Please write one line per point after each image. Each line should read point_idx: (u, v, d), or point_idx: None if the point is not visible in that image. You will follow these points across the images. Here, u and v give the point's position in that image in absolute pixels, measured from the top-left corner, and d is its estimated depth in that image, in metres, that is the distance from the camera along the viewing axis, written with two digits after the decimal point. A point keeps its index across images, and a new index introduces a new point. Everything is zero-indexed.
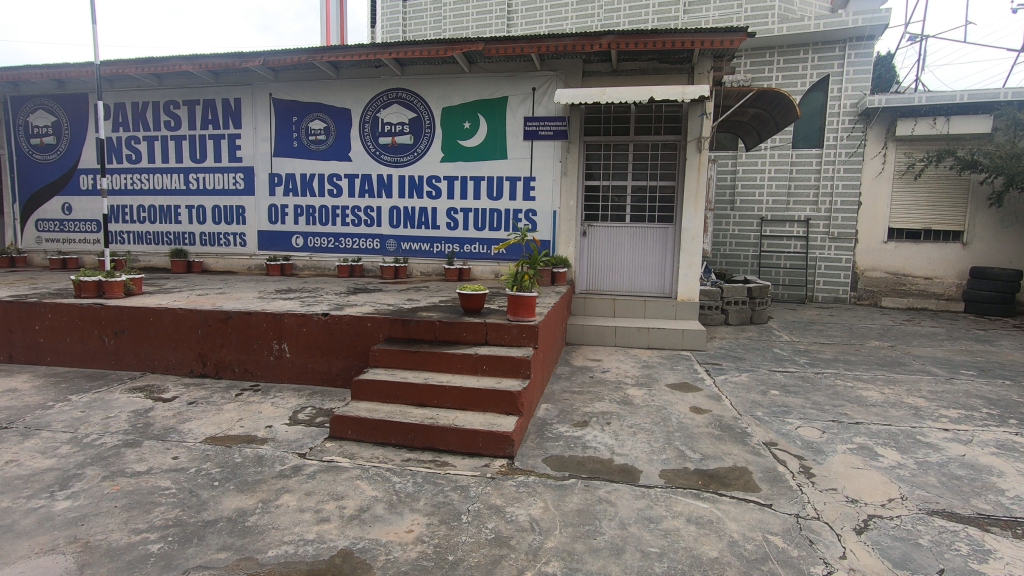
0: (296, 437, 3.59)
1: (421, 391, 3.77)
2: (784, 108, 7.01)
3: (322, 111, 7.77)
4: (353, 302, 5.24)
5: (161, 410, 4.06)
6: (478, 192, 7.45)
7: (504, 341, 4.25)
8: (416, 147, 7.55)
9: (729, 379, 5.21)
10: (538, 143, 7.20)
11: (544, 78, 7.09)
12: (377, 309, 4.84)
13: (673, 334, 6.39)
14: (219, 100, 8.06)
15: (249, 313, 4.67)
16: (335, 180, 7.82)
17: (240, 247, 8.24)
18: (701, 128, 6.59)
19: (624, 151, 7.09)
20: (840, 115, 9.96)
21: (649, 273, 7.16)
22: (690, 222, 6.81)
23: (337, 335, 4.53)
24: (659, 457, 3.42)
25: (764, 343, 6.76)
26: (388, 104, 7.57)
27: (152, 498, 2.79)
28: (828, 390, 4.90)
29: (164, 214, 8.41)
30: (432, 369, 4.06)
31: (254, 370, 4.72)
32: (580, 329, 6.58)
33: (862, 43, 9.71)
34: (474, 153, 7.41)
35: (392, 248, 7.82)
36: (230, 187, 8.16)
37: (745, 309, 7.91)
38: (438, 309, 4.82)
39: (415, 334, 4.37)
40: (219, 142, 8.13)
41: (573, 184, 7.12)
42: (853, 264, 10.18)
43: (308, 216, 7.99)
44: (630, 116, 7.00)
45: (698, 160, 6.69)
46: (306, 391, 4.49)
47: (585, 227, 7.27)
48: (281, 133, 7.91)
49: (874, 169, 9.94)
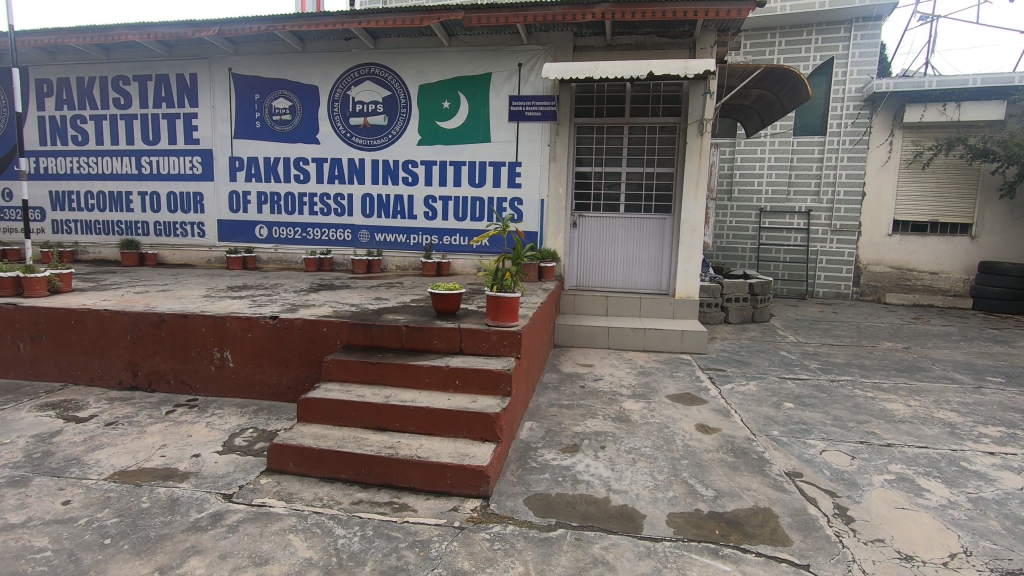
0: (226, 471, 2.95)
1: (380, 412, 3.16)
2: (794, 89, 6.40)
3: (287, 88, 7.04)
4: (311, 303, 4.58)
5: (70, 433, 3.39)
6: (458, 178, 6.80)
7: (481, 350, 3.64)
8: (390, 129, 6.87)
9: (737, 389, 4.63)
10: (524, 125, 6.56)
11: (531, 52, 6.45)
12: (336, 310, 4.19)
13: (672, 336, 5.82)
14: (173, 75, 7.30)
15: (184, 316, 4.00)
16: (302, 165, 7.12)
17: (198, 238, 7.52)
18: (704, 110, 6.03)
19: (618, 134, 6.47)
20: (845, 100, 9.43)
21: (645, 267, 6.57)
22: (690, 213, 6.24)
23: (287, 342, 3.89)
24: (664, 495, 2.83)
25: (770, 345, 6.21)
26: (360, 81, 6.87)
27: (15, 566, 2.14)
28: (848, 403, 4.34)
29: (115, 201, 7.66)
30: (395, 384, 3.44)
31: (192, 383, 4.06)
32: (570, 329, 5.98)
33: (868, 24, 9.17)
34: (454, 135, 6.76)
35: (365, 239, 7.15)
36: (187, 172, 7.42)
37: (747, 306, 7.37)
38: (406, 311, 4.18)
39: (377, 341, 3.74)
40: (173, 121, 7.38)
41: (562, 170, 6.51)
42: (856, 258, 9.69)
43: (273, 204, 7.28)
44: (626, 95, 6.38)
45: (699, 144, 6.12)
46: (251, 407, 3.85)
47: (575, 217, 6.66)
48: (242, 113, 7.18)
49: (879, 158, 9.42)
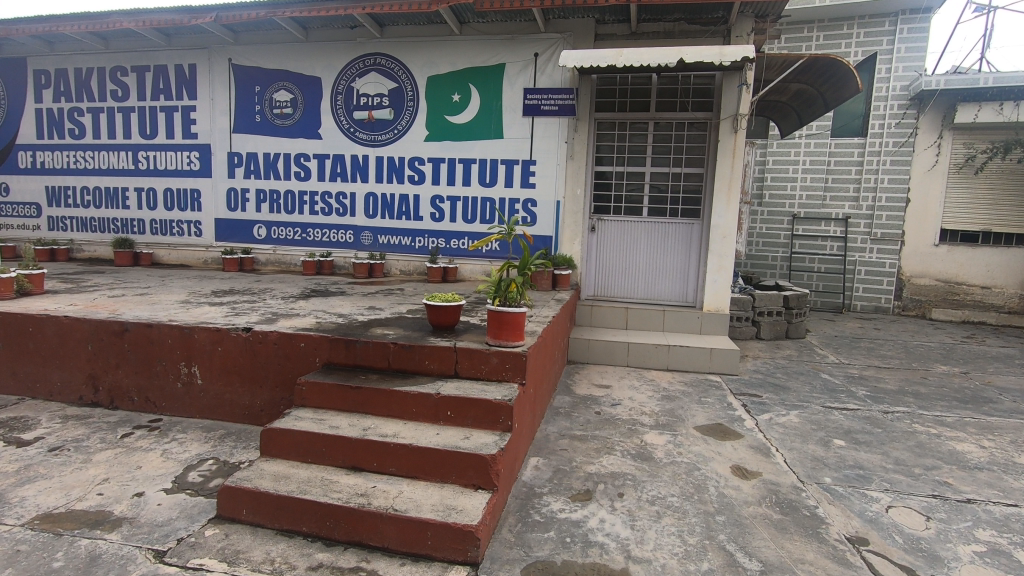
0: (169, 518, 2.47)
1: (355, 449, 2.65)
2: (839, 81, 5.76)
3: (288, 79, 6.64)
4: (296, 312, 4.11)
5: (4, 461, 2.95)
6: (468, 177, 6.31)
7: (480, 374, 3.12)
8: (396, 124, 6.42)
9: (776, 421, 4.03)
10: (539, 120, 6.05)
11: (549, 41, 5.93)
12: (320, 322, 3.71)
13: (700, 355, 5.22)
14: (171, 66, 6.95)
15: (149, 326, 3.55)
16: (303, 162, 6.70)
17: (195, 237, 7.14)
18: (738, 103, 5.46)
19: (642, 131, 5.92)
20: (888, 99, 8.73)
21: (670, 277, 5.98)
22: (721, 218, 5.64)
23: (260, 358, 3.42)
24: (697, 567, 2.27)
25: (809, 367, 5.58)
26: (365, 72, 6.43)
27: None
28: (909, 443, 3.71)
29: (111, 197, 7.32)
30: (378, 413, 2.94)
31: (157, 401, 3.62)
32: (585, 344, 5.43)
33: (916, 17, 8.48)
34: (463, 131, 6.27)
35: (368, 241, 6.69)
36: (185, 167, 7.05)
37: (781, 321, 6.73)
38: (398, 324, 3.68)
39: (361, 360, 3.26)
40: (171, 114, 7.02)
41: (581, 169, 5.98)
42: (898, 270, 8.95)
43: (272, 203, 6.86)
44: (651, 88, 5.82)
45: (733, 142, 5.54)
46: (218, 433, 3.38)
47: (593, 221, 6.11)
48: (241, 106, 6.79)
49: (926, 162, 8.67)
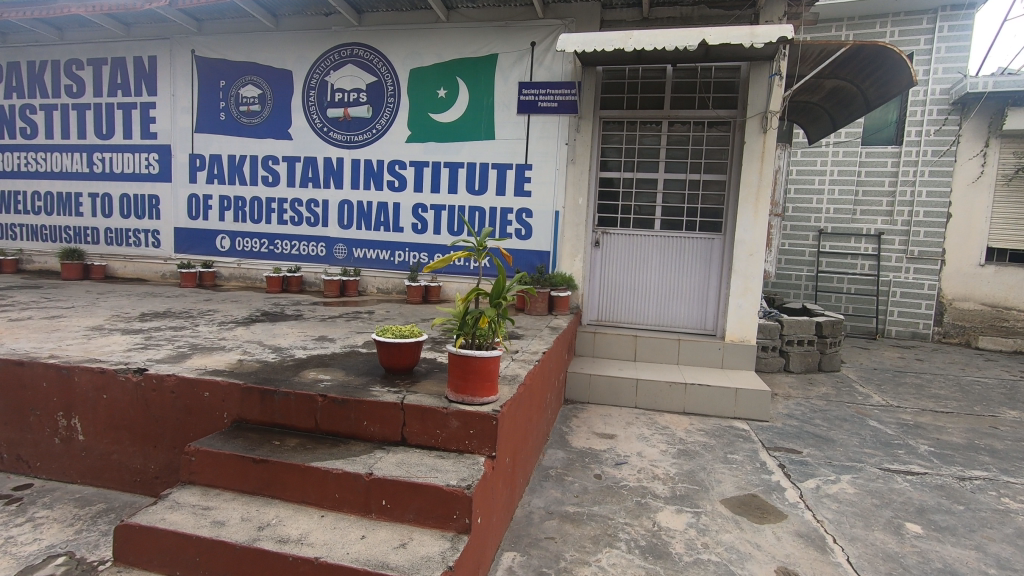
0: None
1: (238, 561, 1.83)
2: (888, 74, 4.92)
3: (256, 72, 5.93)
4: (223, 344, 3.31)
5: None
6: (455, 183, 5.54)
7: (434, 441, 2.30)
8: (375, 123, 5.67)
9: (825, 491, 3.17)
10: (535, 118, 5.29)
11: (548, 29, 5.19)
12: (242, 361, 2.91)
13: (723, 396, 4.36)
14: (130, 58, 6.26)
15: (19, 364, 2.76)
16: (271, 165, 5.96)
17: (153, 248, 6.40)
18: (769, 99, 4.65)
19: (655, 131, 5.12)
20: (927, 104, 7.90)
21: (686, 300, 5.14)
22: (747, 231, 4.80)
23: (155, 411, 2.61)
24: None
25: (851, 410, 4.70)
26: (340, 64, 5.70)
27: None
28: (1007, 530, 2.82)
29: (62, 203, 6.61)
30: (288, 499, 2.12)
31: (31, 460, 2.82)
32: (586, 380, 4.58)
33: (958, 13, 7.66)
34: (450, 131, 5.51)
35: (342, 255, 5.90)
36: (143, 171, 6.33)
37: (813, 352, 5.86)
38: (341, 366, 2.88)
39: (280, 418, 2.46)
40: (129, 112, 6.32)
41: (583, 175, 5.20)
42: (938, 293, 8.04)
43: (237, 211, 6.12)
44: (666, 81, 5.04)
45: (761, 144, 4.71)
46: (93, 511, 2.56)
47: (597, 234, 5.29)
48: (205, 103, 6.08)
49: (970, 173, 7.80)
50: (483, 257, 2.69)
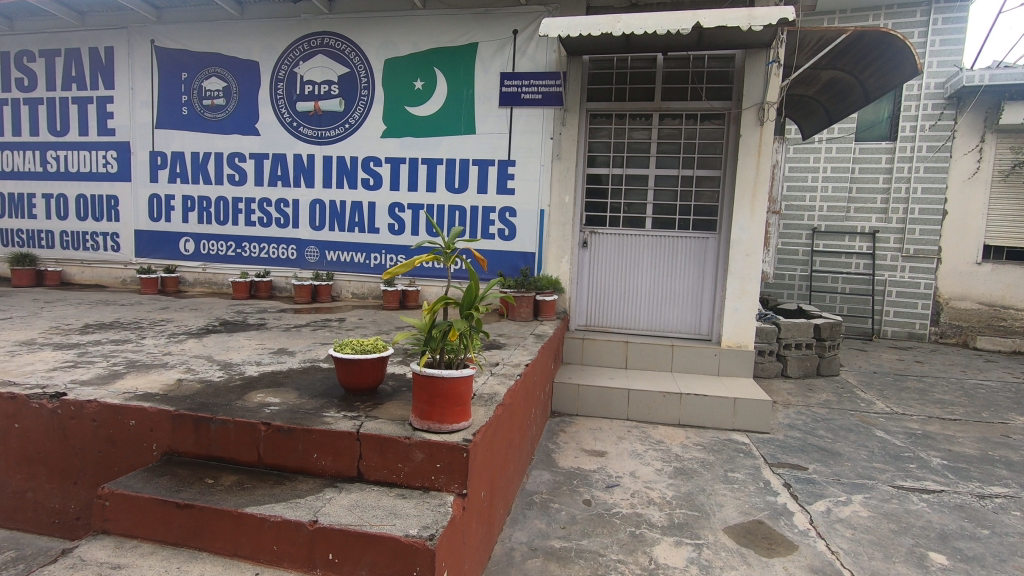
0: None
1: None
2: (889, 63, 4.66)
3: (220, 64, 5.55)
4: (166, 359, 2.96)
5: None
6: (433, 180, 5.20)
7: (395, 477, 1.97)
8: (347, 117, 5.32)
9: (837, 515, 2.87)
10: (518, 111, 4.98)
11: (531, 16, 4.88)
12: (181, 381, 2.56)
13: (720, 406, 4.06)
14: (85, 49, 5.85)
15: None
16: (237, 162, 5.59)
17: (112, 252, 5.99)
18: (766, 89, 4.37)
19: (645, 124, 4.83)
20: (922, 98, 7.68)
21: (679, 303, 4.85)
22: (744, 230, 4.51)
23: (73, 443, 2.25)
24: None
25: (856, 419, 4.43)
26: (310, 55, 5.35)
27: None
28: None
29: (14, 204, 6.18)
30: (218, 551, 1.78)
31: None
32: (574, 391, 4.27)
33: (953, 5, 7.46)
34: (428, 125, 5.18)
35: (314, 258, 5.54)
36: (101, 169, 5.92)
37: (811, 356, 5.59)
38: (295, 386, 2.53)
39: (217, 450, 2.11)
40: (84, 107, 5.91)
41: (570, 171, 4.88)
42: (935, 292, 7.83)
43: (201, 211, 5.73)
44: (656, 72, 4.74)
45: (759, 137, 4.43)
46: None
47: (585, 234, 4.98)
48: (166, 97, 5.69)
49: (966, 169, 7.60)
50: (452, 261, 2.27)
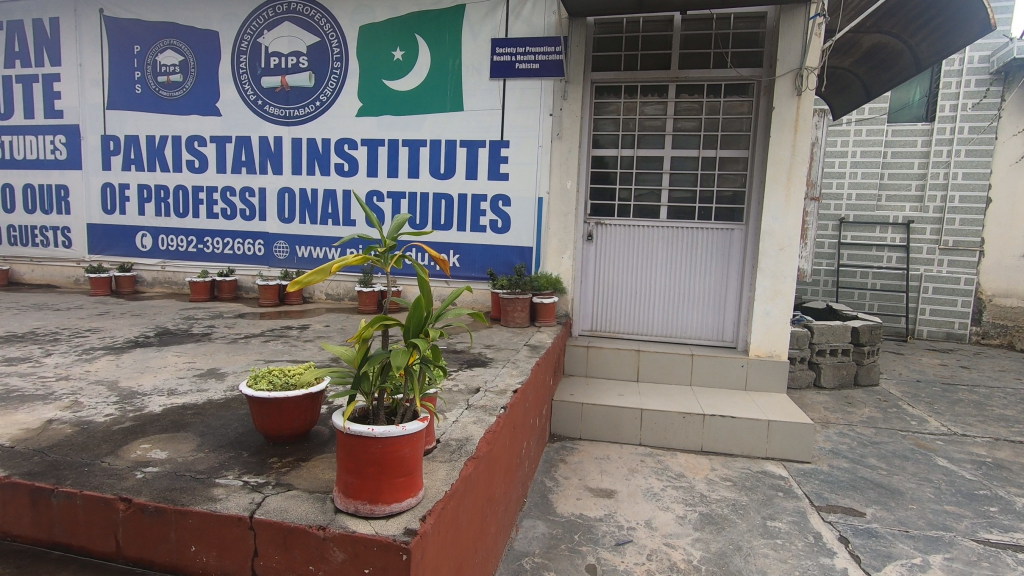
0: None
1: None
2: (951, 21, 3.94)
3: (177, 35, 4.91)
4: (53, 388, 2.31)
5: None
6: (416, 165, 4.55)
7: None
8: (318, 93, 4.67)
9: None
10: (512, 84, 4.32)
11: None
12: (46, 424, 1.91)
13: (752, 430, 3.40)
14: (28, 21, 5.22)
15: None
16: (197, 147, 4.95)
17: (63, 248, 5.38)
18: (804, 52, 3.67)
19: (660, 98, 4.14)
20: (965, 74, 6.91)
21: (699, 305, 4.18)
22: (777, 219, 3.83)
23: None
24: None
25: (909, 442, 3.75)
26: (275, 22, 4.70)
27: None
28: None
29: None
30: None
31: None
32: (578, 411, 3.61)
33: None
34: (409, 102, 4.51)
35: (284, 255, 4.91)
36: (49, 156, 5.31)
37: (848, 363, 4.91)
38: (200, 431, 1.89)
39: (61, 535, 1.48)
40: (30, 86, 5.29)
41: (572, 153, 4.21)
42: (976, 287, 7.11)
43: (158, 202, 5.10)
44: (673, 36, 4.04)
45: (795, 109, 3.73)
46: None
47: (590, 225, 4.29)
48: (118, 74, 5.05)
49: (1013, 151, 6.84)
50: (393, 263, 1.61)
